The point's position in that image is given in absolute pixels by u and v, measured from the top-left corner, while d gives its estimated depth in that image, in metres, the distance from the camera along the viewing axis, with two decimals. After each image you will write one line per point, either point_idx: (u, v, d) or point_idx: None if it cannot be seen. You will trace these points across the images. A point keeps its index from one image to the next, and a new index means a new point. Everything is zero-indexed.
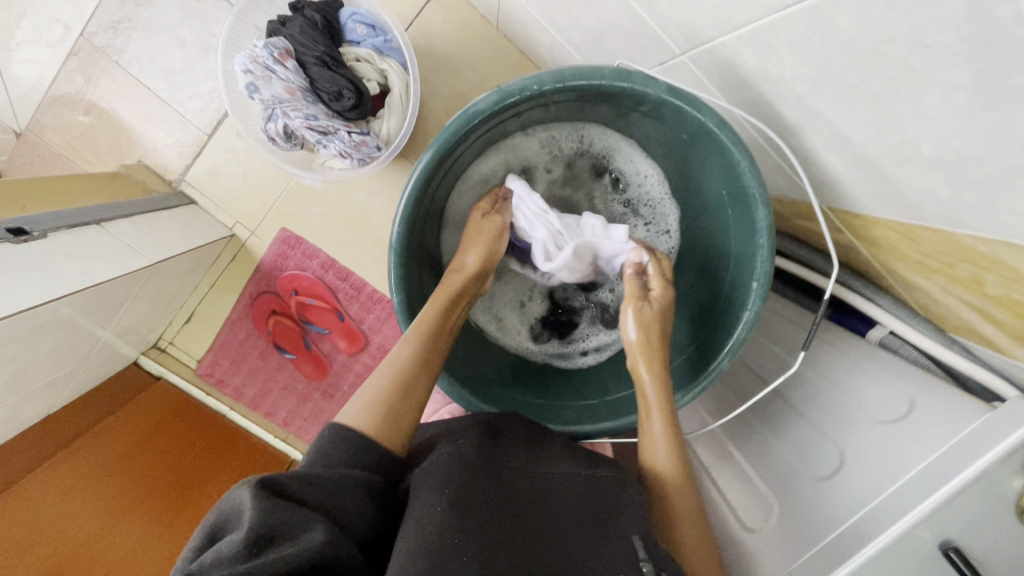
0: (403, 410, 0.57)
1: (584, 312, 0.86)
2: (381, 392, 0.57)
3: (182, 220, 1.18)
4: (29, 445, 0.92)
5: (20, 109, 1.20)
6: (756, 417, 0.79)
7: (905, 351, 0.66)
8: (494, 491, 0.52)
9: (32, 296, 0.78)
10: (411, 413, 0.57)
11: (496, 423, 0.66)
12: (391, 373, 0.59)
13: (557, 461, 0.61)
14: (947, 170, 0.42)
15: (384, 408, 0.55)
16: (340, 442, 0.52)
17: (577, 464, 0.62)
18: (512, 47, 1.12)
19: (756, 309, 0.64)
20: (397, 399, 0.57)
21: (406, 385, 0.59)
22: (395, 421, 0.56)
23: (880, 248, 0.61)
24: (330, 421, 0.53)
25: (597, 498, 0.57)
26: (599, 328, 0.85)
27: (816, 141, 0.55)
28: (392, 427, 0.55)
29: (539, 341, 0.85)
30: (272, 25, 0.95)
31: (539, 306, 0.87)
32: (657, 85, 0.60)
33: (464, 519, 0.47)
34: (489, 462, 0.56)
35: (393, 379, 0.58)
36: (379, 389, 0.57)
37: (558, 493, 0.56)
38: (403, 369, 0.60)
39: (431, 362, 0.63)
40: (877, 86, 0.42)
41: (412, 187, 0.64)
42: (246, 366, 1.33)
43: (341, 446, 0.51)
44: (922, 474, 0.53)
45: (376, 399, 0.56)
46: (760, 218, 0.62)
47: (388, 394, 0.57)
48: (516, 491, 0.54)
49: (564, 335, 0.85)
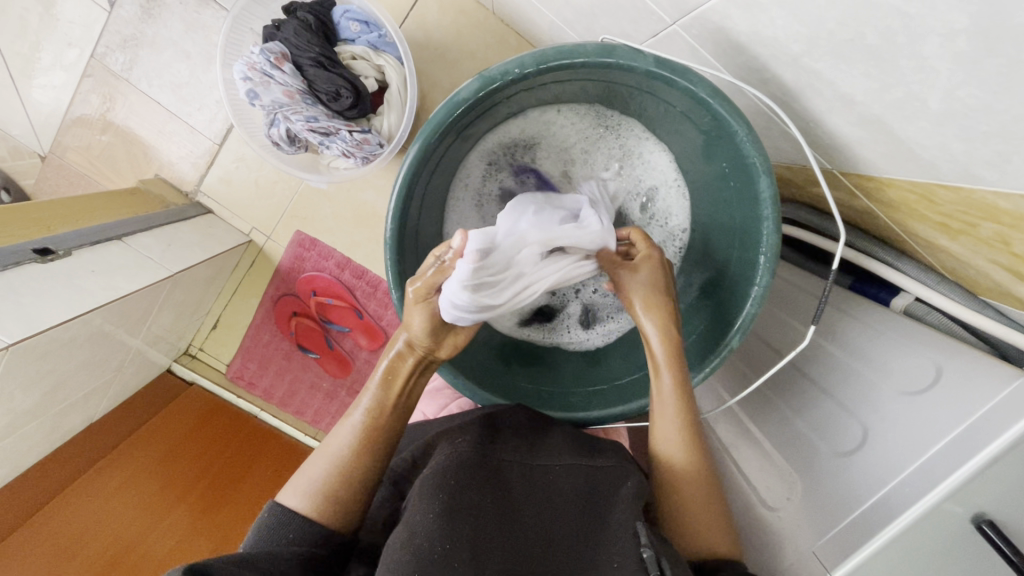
0: (343, 490, 0.59)
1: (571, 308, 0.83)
2: (322, 475, 0.59)
3: (201, 229, 1.21)
4: (72, 455, 0.98)
5: (42, 133, 1.25)
6: (775, 393, 0.77)
7: (932, 318, 0.64)
8: (489, 494, 0.54)
9: (61, 312, 0.81)
10: (351, 496, 0.59)
11: (498, 416, 0.68)
12: (332, 453, 0.60)
13: (554, 455, 0.62)
14: (957, 123, 0.39)
15: (323, 491, 0.58)
16: (281, 526, 0.56)
17: (574, 457, 0.62)
18: (509, 31, 1.10)
19: (764, 284, 0.62)
20: (335, 485, 0.59)
21: (344, 475, 0.59)
22: (335, 502, 0.58)
23: (897, 210, 0.58)
24: (271, 507, 0.58)
25: (592, 496, 0.58)
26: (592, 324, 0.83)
27: (819, 103, 0.52)
28: (330, 508, 0.58)
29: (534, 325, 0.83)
30: (268, 30, 0.96)
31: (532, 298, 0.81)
32: (643, 58, 0.58)
33: (456, 527, 0.49)
34: (487, 460, 0.58)
35: (334, 469, 0.59)
36: (320, 472, 0.59)
37: (553, 495, 0.57)
38: (345, 453, 0.60)
39: (372, 446, 0.61)
40: (874, 39, 0.39)
41: (401, 183, 0.64)
42: (273, 368, 1.37)
43: (281, 527, 0.56)
44: (949, 447, 0.50)
45: (315, 482, 0.59)
46: (764, 188, 0.60)
47: (329, 476, 0.59)
48: (513, 487, 0.57)
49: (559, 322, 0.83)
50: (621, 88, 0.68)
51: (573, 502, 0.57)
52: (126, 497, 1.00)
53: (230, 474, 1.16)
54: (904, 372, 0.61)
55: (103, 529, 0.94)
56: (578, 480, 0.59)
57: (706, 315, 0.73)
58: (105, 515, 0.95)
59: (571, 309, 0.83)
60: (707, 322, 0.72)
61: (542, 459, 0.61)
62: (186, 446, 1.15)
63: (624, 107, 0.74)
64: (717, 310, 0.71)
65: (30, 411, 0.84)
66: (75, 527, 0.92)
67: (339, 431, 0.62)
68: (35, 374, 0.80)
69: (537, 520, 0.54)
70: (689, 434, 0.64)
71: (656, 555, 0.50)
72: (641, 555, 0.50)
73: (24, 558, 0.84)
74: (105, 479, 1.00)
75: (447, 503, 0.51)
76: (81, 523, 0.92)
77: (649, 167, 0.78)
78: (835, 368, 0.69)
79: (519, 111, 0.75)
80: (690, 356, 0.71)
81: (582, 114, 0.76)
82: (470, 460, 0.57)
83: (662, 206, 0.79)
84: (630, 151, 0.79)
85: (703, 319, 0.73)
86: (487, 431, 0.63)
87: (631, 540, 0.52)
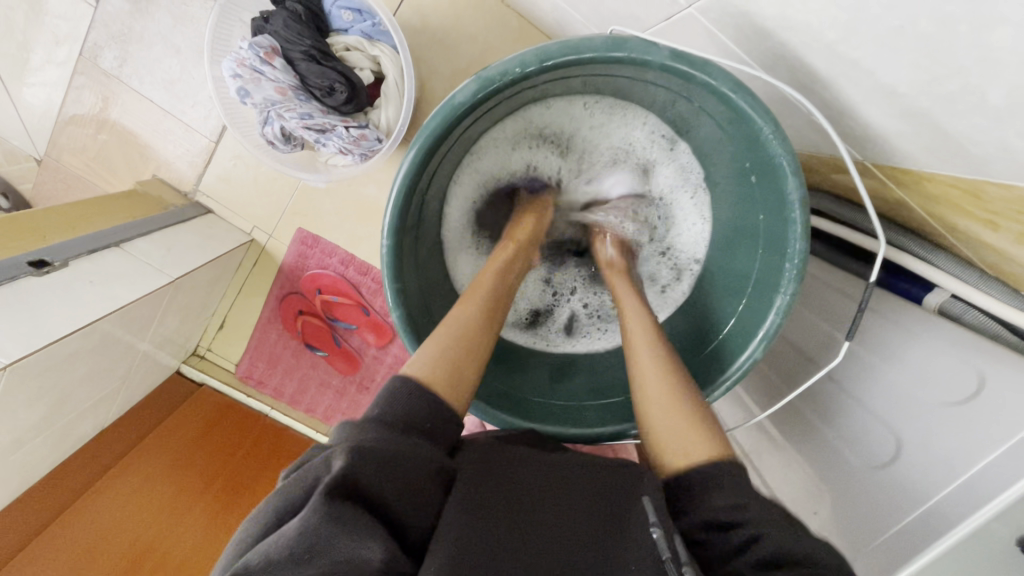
0: (460, 367, 0.57)
1: (561, 312, 0.83)
2: (436, 345, 0.58)
3: (201, 230, 1.19)
4: (87, 461, 0.97)
5: (37, 136, 1.22)
6: (806, 404, 0.73)
7: (970, 317, 0.55)
8: (500, 492, 0.50)
9: (60, 326, 0.79)
10: (467, 370, 0.58)
11: (510, 436, 0.62)
12: (453, 330, 0.60)
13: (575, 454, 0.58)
14: (1021, 121, 0.35)
15: (439, 362, 0.56)
16: (416, 403, 0.51)
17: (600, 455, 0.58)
18: (510, 12, 1.04)
19: (791, 294, 0.58)
20: (453, 350, 0.58)
21: (468, 342, 0.59)
22: (454, 379, 0.56)
23: (937, 205, 0.53)
24: (399, 376, 0.53)
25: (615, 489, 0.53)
26: (599, 331, 0.81)
27: (854, 93, 0.47)
28: (450, 384, 0.55)
29: (534, 329, 0.82)
30: (256, 23, 0.91)
31: (529, 296, 0.82)
32: (658, 51, 0.52)
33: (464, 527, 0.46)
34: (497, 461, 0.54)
35: (453, 338, 0.59)
36: (433, 342, 0.58)
37: (577, 489, 0.53)
38: (465, 333, 0.60)
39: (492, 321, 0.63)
40: (929, 27, 0.35)
41: (398, 192, 0.60)
42: (282, 366, 1.35)
43: (417, 404, 0.51)
44: (999, 467, 0.46)
45: (434, 352, 0.57)
46: (792, 189, 0.55)
47: (445, 354, 0.57)
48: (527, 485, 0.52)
49: (566, 328, 0.82)
50: (638, 82, 0.63)
51: (595, 497, 0.52)
52: (141, 502, 0.99)
53: (243, 474, 1.15)
54: (942, 381, 0.56)
55: (122, 532, 0.94)
56: (592, 479, 0.54)
57: (723, 323, 0.69)
58: (122, 517, 0.96)
59: (558, 314, 0.83)
60: (726, 332, 0.68)
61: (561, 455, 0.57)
62: (201, 446, 1.15)
63: (640, 98, 0.68)
64: (740, 320, 0.66)
65: (36, 427, 0.83)
66: (95, 532, 0.92)
67: (456, 316, 0.62)
68: (38, 391, 0.79)
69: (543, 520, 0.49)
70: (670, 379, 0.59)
71: (666, 534, 0.45)
72: (651, 534, 0.46)
73: (44, 563, 0.85)
74: (119, 484, 0.99)
75: (456, 503, 0.48)
76: (94, 528, 0.92)
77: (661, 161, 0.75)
78: (864, 370, 0.65)
79: (524, 106, 0.70)
80: (707, 366, 0.68)
81: (591, 109, 0.72)
82: (475, 462, 0.53)
83: (668, 213, 0.77)
84: (635, 148, 0.75)
85: (721, 328, 0.69)
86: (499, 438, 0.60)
87: (644, 531, 0.47)
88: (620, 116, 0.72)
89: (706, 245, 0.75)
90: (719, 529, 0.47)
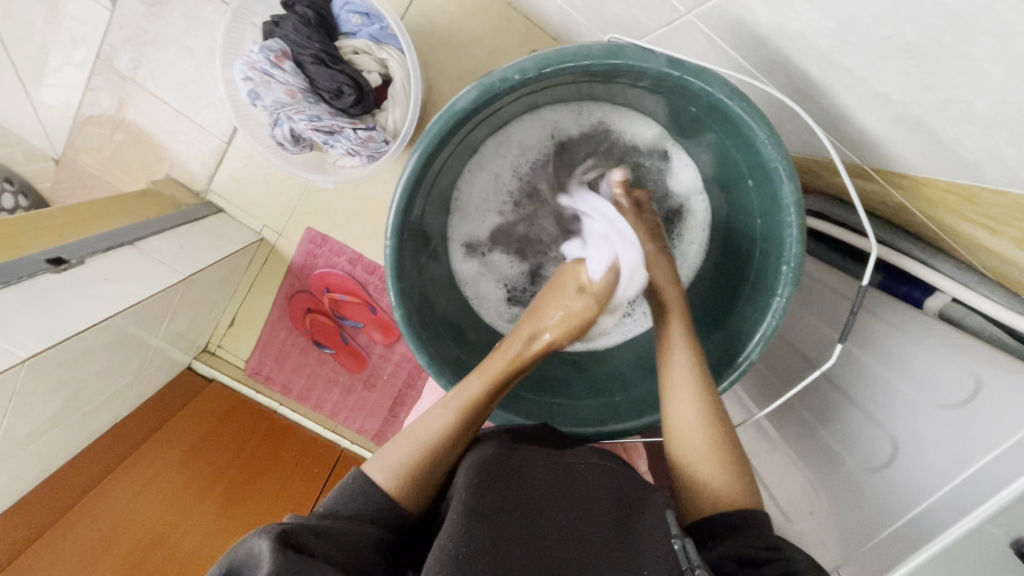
0: (427, 473, 0.56)
1: None
2: (409, 452, 0.57)
3: (213, 228, 1.21)
4: (99, 455, 1.00)
5: (55, 136, 1.25)
6: (805, 406, 0.73)
7: (969, 321, 0.58)
8: (513, 491, 0.52)
9: (75, 322, 0.82)
10: (434, 476, 0.57)
11: (520, 431, 0.64)
12: (424, 440, 0.57)
13: (583, 454, 0.60)
14: (1009, 129, 0.35)
15: (406, 471, 0.55)
16: (360, 492, 0.53)
17: (603, 456, 0.60)
18: (517, 15, 1.06)
19: (786, 296, 0.59)
20: (421, 469, 0.56)
21: (437, 449, 0.57)
22: (419, 484, 0.56)
23: (934, 209, 0.54)
24: (353, 471, 0.55)
25: (619, 491, 0.55)
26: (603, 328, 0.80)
27: (849, 99, 0.48)
28: (412, 488, 0.55)
29: None
30: (267, 27, 0.93)
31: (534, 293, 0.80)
32: (654, 59, 0.53)
33: (480, 526, 0.47)
34: (510, 461, 0.55)
35: (424, 444, 0.57)
36: (406, 448, 0.57)
37: (585, 490, 0.54)
38: (440, 432, 0.58)
39: (471, 425, 0.60)
40: (916, 38, 0.36)
41: (400, 197, 0.61)
42: (290, 363, 1.38)
43: (363, 494, 0.53)
44: (993, 470, 0.47)
45: (400, 459, 0.56)
46: (787, 193, 0.56)
47: (419, 457, 0.56)
48: (537, 485, 0.53)
49: None
50: (634, 87, 0.65)
51: (602, 500, 0.54)
52: (151, 496, 1.01)
53: (251, 470, 1.16)
54: (938, 383, 0.56)
55: (131, 525, 0.96)
56: (611, 476, 0.57)
57: (718, 325, 0.70)
58: (133, 511, 0.98)
59: None
60: (723, 331, 0.69)
61: (568, 456, 0.59)
62: (211, 442, 1.17)
63: (634, 101, 0.70)
64: (737, 320, 0.67)
65: (52, 419, 0.85)
66: (106, 525, 0.94)
67: (435, 416, 0.59)
68: (55, 384, 0.81)
69: (562, 519, 0.51)
70: (705, 404, 0.59)
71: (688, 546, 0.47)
72: (672, 546, 0.47)
73: (57, 555, 0.87)
74: (129, 479, 1.02)
75: (469, 504, 0.49)
76: (104, 522, 0.94)
77: (655, 153, 0.74)
78: (862, 374, 0.66)
79: (521, 112, 0.72)
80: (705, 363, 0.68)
81: (584, 111, 0.73)
82: (486, 463, 0.54)
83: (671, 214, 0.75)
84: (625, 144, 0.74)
85: (718, 327, 0.70)
86: (511, 437, 0.61)
87: (661, 529, 0.49)
88: (610, 118, 0.73)
89: (708, 246, 0.74)
90: (748, 567, 0.48)
